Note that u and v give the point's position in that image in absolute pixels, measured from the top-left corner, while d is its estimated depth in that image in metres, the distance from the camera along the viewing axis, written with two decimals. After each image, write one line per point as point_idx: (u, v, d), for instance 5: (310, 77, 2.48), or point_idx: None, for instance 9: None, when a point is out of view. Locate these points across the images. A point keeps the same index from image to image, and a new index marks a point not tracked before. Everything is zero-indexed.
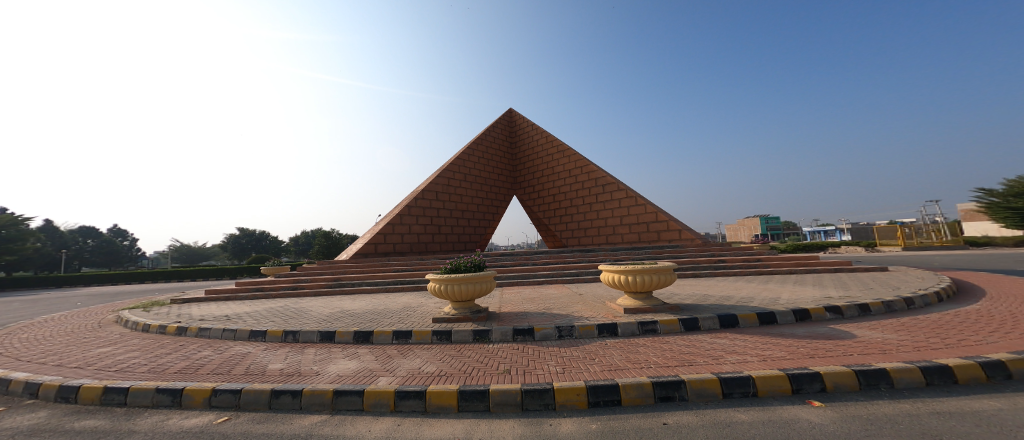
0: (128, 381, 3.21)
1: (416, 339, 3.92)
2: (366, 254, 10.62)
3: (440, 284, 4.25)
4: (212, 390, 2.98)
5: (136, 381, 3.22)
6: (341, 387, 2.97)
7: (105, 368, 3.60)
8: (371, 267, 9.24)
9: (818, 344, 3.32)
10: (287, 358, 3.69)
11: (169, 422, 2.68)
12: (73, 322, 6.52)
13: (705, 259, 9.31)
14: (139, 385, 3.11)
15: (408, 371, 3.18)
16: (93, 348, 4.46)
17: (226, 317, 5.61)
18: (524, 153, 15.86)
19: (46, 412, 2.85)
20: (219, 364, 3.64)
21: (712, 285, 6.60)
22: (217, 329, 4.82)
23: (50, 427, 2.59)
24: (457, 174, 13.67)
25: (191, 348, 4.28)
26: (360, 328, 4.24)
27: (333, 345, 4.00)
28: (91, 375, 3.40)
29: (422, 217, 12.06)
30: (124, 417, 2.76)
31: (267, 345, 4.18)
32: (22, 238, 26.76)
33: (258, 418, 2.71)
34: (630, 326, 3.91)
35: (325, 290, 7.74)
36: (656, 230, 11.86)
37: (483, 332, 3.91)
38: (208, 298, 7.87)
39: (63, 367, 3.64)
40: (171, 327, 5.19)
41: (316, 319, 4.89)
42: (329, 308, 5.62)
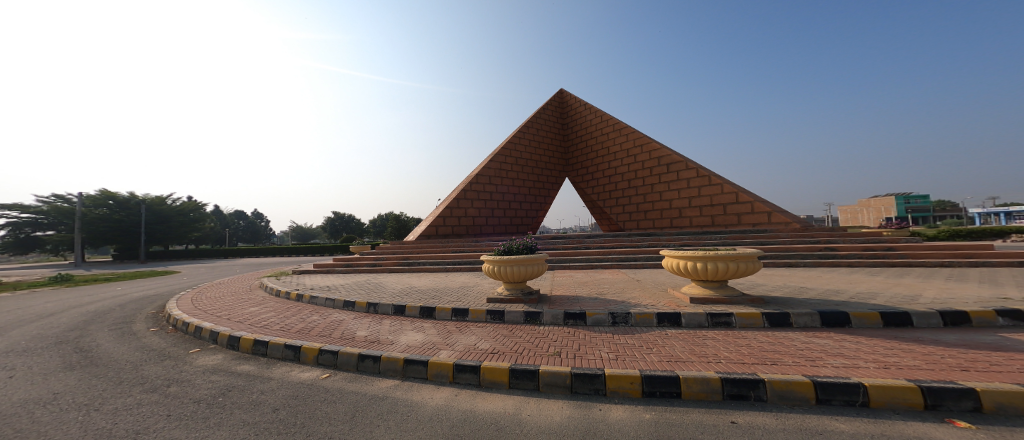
0: (267, 336, 4.11)
1: (473, 316, 4.18)
2: (428, 236, 11.51)
3: (494, 265, 4.40)
4: (318, 349, 3.64)
5: (272, 337, 4.11)
6: (409, 355, 3.34)
7: (253, 323, 4.67)
8: (432, 248, 10.04)
9: (975, 355, 2.54)
10: (370, 327, 4.29)
11: (292, 373, 3.37)
12: (232, 286, 8.55)
13: (803, 246, 7.84)
14: (275, 340, 3.96)
15: (465, 346, 3.41)
16: (245, 307, 5.80)
17: (328, 288, 6.75)
18: (577, 134, 15.14)
19: (221, 355, 3.84)
20: (323, 328, 4.42)
21: (811, 276, 5.57)
22: (321, 298, 5.84)
23: (223, 367, 3.48)
24: (509, 159, 13.73)
25: (304, 312, 5.28)
26: (426, 304, 4.68)
27: (405, 318, 4.51)
28: (245, 329, 4.44)
29: (477, 200, 12.52)
30: (265, 365, 3.56)
31: (355, 314, 4.91)
32: (202, 220, 35.84)
33: (349, 376, 3.25)
34: (696, 317, 3.55)
35: (397, 267, 8.71)
36: (734, 213, 10.36)
37: (535, 314, 3.97)
38: (314, 271, 9.55)
39: (228, 321, 4.83)
40: (292, 294, 6.46)
41: (391, 294, 5.56)
42: (402, 285, 6.32)
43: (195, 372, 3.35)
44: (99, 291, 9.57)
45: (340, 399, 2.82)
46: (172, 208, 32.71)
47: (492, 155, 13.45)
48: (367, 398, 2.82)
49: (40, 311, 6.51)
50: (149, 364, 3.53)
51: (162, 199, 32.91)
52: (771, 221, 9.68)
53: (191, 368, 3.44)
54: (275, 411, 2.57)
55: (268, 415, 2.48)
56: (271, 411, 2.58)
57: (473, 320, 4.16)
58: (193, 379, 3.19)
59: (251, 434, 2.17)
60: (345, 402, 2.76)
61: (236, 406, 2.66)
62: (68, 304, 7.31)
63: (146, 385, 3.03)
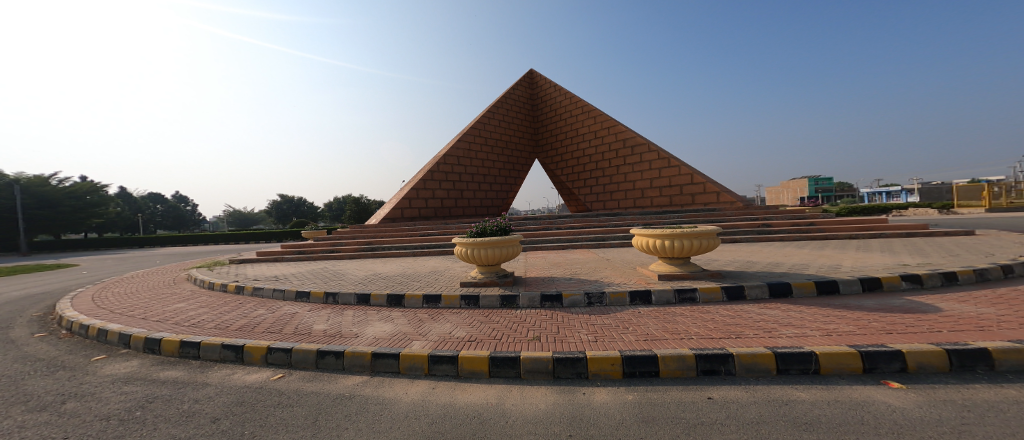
0: (199, 336, 3.55)
1: (445, 303, 3.99)
2: (392, 220, 10.86)
3: (467, 249, 4.20)
4: (267, 348, 3.22)
5: (205, 336, 3.55)
6: (378, 349, 3.08)
7: (179, 322, 4.02)
8: (397, 231, 9.47)
9: (894, 318, 2.93)
10: (329, 319, 3.91)
11: (234, 377, 2.94)
12: (152, 280, 7.36)
13: (747, 223, 8.63)
14: (208, 340, 3.42)
15: (439, 335, 3.23)
16: (168, 304, 4.99)
17: (276, 278, 6.07)
18: (545, 115, 15.00)
19: (139, 361, 3.24)
20: (272, 323, 3.94)
21: (755, 250, 6.15)
22: (267, 289, 5.22)
23: (142, 376, 2.93)
24: (477, 139, 13.24)
25: (247, 306, 4.68)
26: (393, 291, 4.38)
27: (369, 307, 4.19)
28: (169, 329, 3.80)
29: (444, 181, 11.98)
30: (199, 370, 3.07)
31: (311, 305, 4.46)
32: (105, 204, 30.38)
33: (308, 376, 2.92)
34: (665, 294, 3.71)
35: (358, 253, 8.11)
36: (689, 193, 11.07)
37: (511, 298, 3.89)
38: (259, 259, 8.57)
39: (145, 320, 4.10)
40: (231, 286, 5.70)
41: (352, 282, 5.13)
42: (364, 272, 5.88)
43: (101, 383, 2.77)
44: None
45: (298, 401, 2.52)
46: (60, 189, 27.18)
47: (459, 134, 12.86)
48: (330, 399, 2.55)
49: None
50: (36, 378, 2.87)
51: (46, 179, 27.21)
52: (720, 200, 10.50)
53: (94, 377, 2.84)
54: (215, 422, 2.21)
55: (206, 429, 2.12)
56: (210, 423, 2.22)
57: (446, 307, 3.97)
58: (99, 392, 2.64)
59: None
60: (304, 405, 2.47)
61: (161, 420, 2.24)
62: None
63: (30, 404, 2.44)
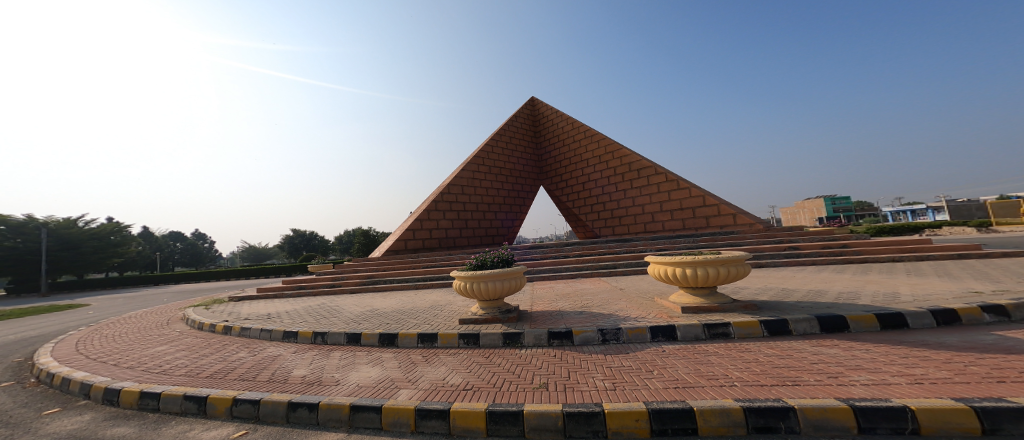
0: (163, 385, 3.19)
1: (442, 342, 3.56)
2: (396, 251, 10.63)
3: (468, 282, 3.83)
4: (233, 399, 2.83)
5: (170, 386, 3.19)
6: (358, 399, 2.64)
7: (150, 369, 3.68)
8: (400, 263, 9.19)
9: (996, 362, 2.35)
10: (312, 363, 3.50)
11: (190, 434, 2.54)
12: (147, 320, 7.16)
13: (772, 246, 8.03)
14: (168, 391, 3.04)
15: (431, 382, 2.78)
16: (150, 347, 4.70)
17: (269, 315, 5.77)
18: (549, 142, 15.06)
19: (92, 416, 2.89)
20: (250, 368, 3.56)
21: (788, 277, 5.56)
22: (256, 329, 4.90)
23: (84, 435, 2.55)
24: (481, 168, 13.25)
25: (231, 348, 4.33)
26: (386, 329, 3.98)
27: (358, 348, 3.79)
28: (136, 377, 3.46)
29: (448, 211, 11.83)
30: (151, 426, 2.68)
31: (297, 347, 4.09)
32: (127, 243, 31.43)
33: (273, 434, 2.48)
34: (693, 329, 3.21)
35: (359, 287, 7.80)
36: (703, 216, 10.57)
37: (514, 336, 3.44)
38: (260, 295, 8.36)
39: (115, 368, 3.79)
40: (219, 326, 5.41)
41: (345, 319, 4.76)
42: (360, 308, 5.52)
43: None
44: None
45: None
46: (85, 232, 28.46)
47: (463, 163, 12.89)
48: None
49: None
50: None
51: (73, 221, 28.54)
52: (738, 222, 9.93)
53: (31, 438, 2.48)
54: None
55: None
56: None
57: (443, 347, 3.53)
58: None
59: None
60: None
61: None
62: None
63: None
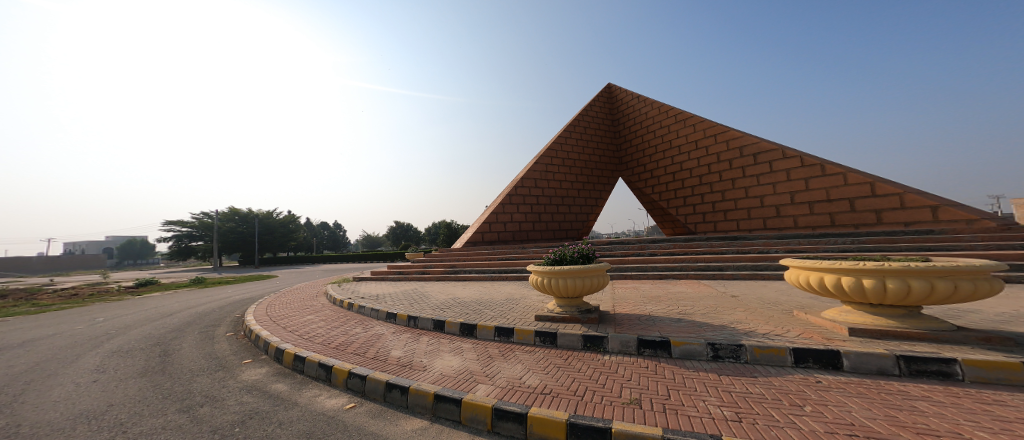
0: (308, 351, 3.85)
1: (519, 338, 3.43)
2: (474, 243, 11.07)
3: (555, 279, 3.52)
4: (348, 373, 3.20)
5: (312, 352, 3.82)
6: (440, 388, 2.68)
7: (303, 334, 4.57)
8: (478, 255, 9.52)
9: None
10: (406, 345, 3.79)
11: (319, 399, 2.96)
12: (297, 293, 9.06)
13: (974, 252, 5.65)
14: (312, 356, 3.64)
15: (508, 381, 2.66)
16: (305, 315, 5.91)
17: (375, 296, 6.62)
18: (632, 130, 13.67)
19: (267, 370, 3.65)
20: (362, 343, 4.06)
21: (1016, 299, 3.76)
22: (367, 308, 5.64)
23: (259, 386, 3.25)
24: (557, 160, 12.79)
25: (350, 323, 5.07)
26: (467, 319, 4.06)
27: (444, 335, 3.95)
28: (294, 340, 4.33)
29: (522, 204, 11.80)
30: (300, 387, 3.23)
31: (395, 328, 4.52)
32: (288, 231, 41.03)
33: (374, 411, 2.70)
34: (873, 360, 2.34)
35: (443, 276, 8.37)
36: (869, 209, 7.98)
37: (596, 339, 3.09)
38: (371, 278, 9.79)
39: (284, 329, 4.89)
40: (344, 303, 6.48)
41: (432, 306, 5.08)
42: (445, 295, 5.83)
43: (231, 391, 3.13)
44: (205, 294, 11.11)
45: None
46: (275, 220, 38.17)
47: (537, 157, 12.62)
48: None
49: (160, 312, 7.66)
50: (203, 376, 3.51)
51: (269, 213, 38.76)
52: (937, 220, 7.16)
53: (233, 383, 3.29)
54: None
55: None
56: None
57: (521, 343, 3.40)
58: (226, 399, 2.96)
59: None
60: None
61: None
62: (164, 308, 8.24)
63: (184, 403, 2.89)
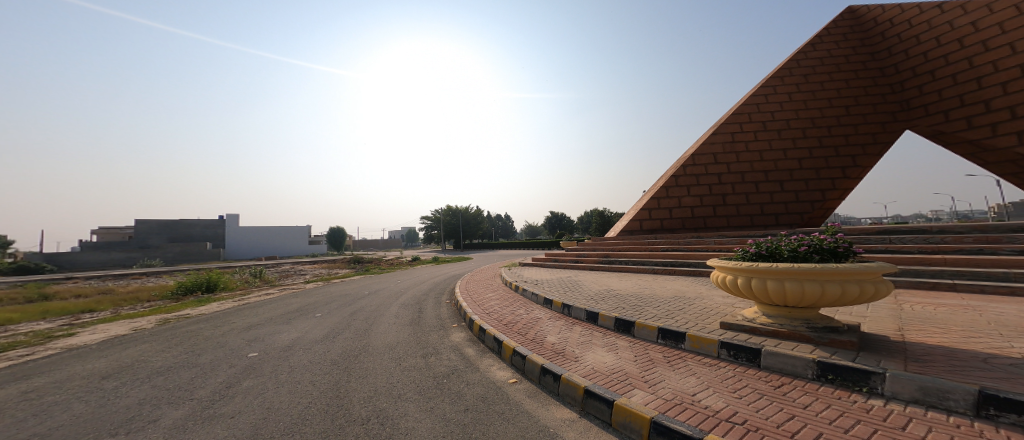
0: (488, 324, 4.70)
1: (690, 346, 2.82)
2: (631, 231, 10.43)
3: (758, 279, 2.63)
4: (512, 350, 3.53)
5: (490, 325, 4.61)
6: (591, 384, 2.48)
7: (484, 309, 5.66)
8: (637, 243, 8.62)
9: None
10: (560, 332, 3.81)
11: (492, 369, 3.43)
12: (477, 275, 10.97)
13: None
14: (490, 329, 4.43)
15: (674, 394, 2.17)
16: (486, 293, 7.26)
17: (534, 281, 7.11)
18: (927, 58, 9.13)
19: (465, 336, 4.80)
20: (523, 324, 4.40)
21: None
22: (528, 292, 6.13)
23: (460, 347, 4.29)
24: (769, 116, 9.93)
25: (515, 305, 5.63)
26: (623, 314, 3.68)
27: (597, 328, 3.74)
28: (480, 312, 5.51)
29: (695, 186, 9.97)
30: (481, 353, 3.99)
31: (551, 314, 4.66)
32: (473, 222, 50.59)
33: (530, 390, 2.82)
34: None
35: (598, 265, 8.10)
36: None
37: (851, 372, 2.00)
38: (531, 264, 10.65)
39: (475, 304, 6.27)
40: (511, 285, 7.35)
41: (587, 295, 4.94)
42: (600, 285, 5.60)
43: (446, 347, 4.28)
44: (425, 273, 15.24)
45: (511, 418, 2.34)
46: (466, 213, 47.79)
47: (720, 124, 10.33)
48: (536, 428, 2.18)
49: (406, 284, 11.27)
50: (434, 333, 5.05)
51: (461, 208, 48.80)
52: None
53: (449, 341, 4.57)
54: (466, 412, 2.49)
55: (456, 415, 2.43)
56: (462, 409, 2.54)
57: (693, 351, 2.78)
58: (443, 353, 4.09)
59: (440, 435, 2.14)
60: (516, 424, 2.26)
61: (447, 392, 2.91)
62: (409, 282, 11.82)
63: (425, 350, 4.23)
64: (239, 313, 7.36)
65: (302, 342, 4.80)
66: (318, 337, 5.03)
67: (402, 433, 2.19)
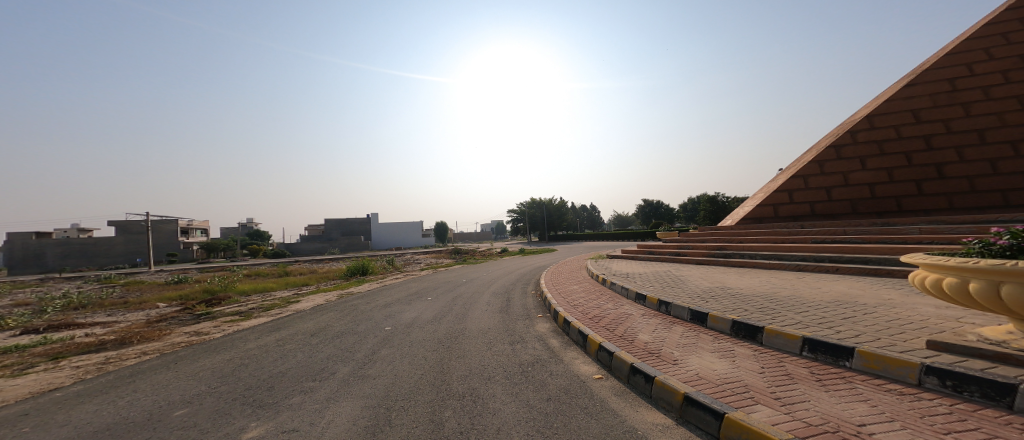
0: (572, 317, 4.57)
1: (860, 364, 1.99)
2: (760, 218, 8.87)
3: (1014, 284, 1.70)
4: (598, 345, 3.35)
5: (574, 318, 4.47)
6: (693, 391, 2.03)
7: (569, 302, 5.54)
8: (770, 232, 7.26)
9: None
10: (655, 331, 3.43)
11: (576, 362, 3.31)
12: (564, 267, 10.86)
13: None
14: (575, 322, 4.30)
15: (817, 410, 1.57)
16: (571, 285, 7.12)
17: (626, 275, 6.64)
18: None
19: (549, 326, 4.78)
20: (611, 319, 4.13)
21: None
22: (618, 285, 5.75)
23: (545, 337, 4.29)
24: (1006, 62, 7.49)
25: (602, 299, 5.35)
26: (741, 317, 3.10)
27: (704, 331, 3.24)
28: (563, 304, 5.41)
29: (867, 158, 8.02)
30: (566, 345, 3.90)
31: (644, 311, 4.26)
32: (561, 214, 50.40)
33: (617, 389, 2.60)
34: None
35: (708, 259, 7.11)
36: None
37: None
38: (621, 256, 10.02)
39: (559, 296, 6.20)
40: (598, 278, 7.03)
41: (690, 293, 4.35)
42: (709, 282, 4.88)
43: (532, 337, 4.32)
44: (514, 264, 15.86)
45: (594, 414, 2.18)
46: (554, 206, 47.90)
47: (910, 80, 8.23)
48: (621, 428, 1.96)
49: (496, 274, 11.93)
50: (521, 321, 5.20)
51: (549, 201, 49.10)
52: None
53: (534, 330, 4.62)
54: (548, 401, 2.45)
55: (540, 403, 2.41)
56: (544, 398, 2.50)
57: (863, 372, 1.96)
58: (528, 341, 4.17)
59: (524, 420, 2.14)
60: (599, 420, 2.09)
61: (531, 380, 2.92)
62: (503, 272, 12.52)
63: (513, 337, 4.38)
64: (368, 293, 8.91)
65: (417, 321, 5.51)
66: (428, 317, 5.71)
67: (488, 413, 2.27)
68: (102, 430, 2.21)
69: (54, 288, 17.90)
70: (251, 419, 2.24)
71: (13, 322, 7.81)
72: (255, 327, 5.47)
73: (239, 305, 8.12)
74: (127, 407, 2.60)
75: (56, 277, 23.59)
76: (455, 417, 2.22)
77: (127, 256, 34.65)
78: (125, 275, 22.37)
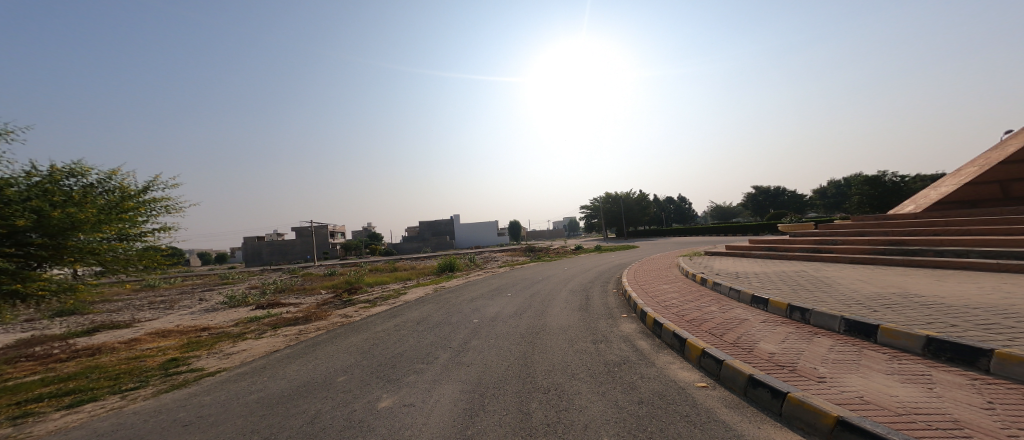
0: (664, 318, 4.18)
1: None
2: (976, 203, 6.62)
3: None
4: (701, 350, 2.99)
5: (667, 320, 4.09)
6: (852, 415, 1.62)
7: (659, 302, 5.09)
8: (992, 221, 5.40)
9: None
10: (784, 342, 2.90)
11: (671, 367, 3.01)
12: (654, 264, 10.02)
13: None
14: (669, 324, 3.93)
15: None
16: (660, 284, 6.53)
17: (736, 274, 5.78)
18: None
19: (636, 327, 4.47)
20: (719, 324, 3.63)
21: None
22: (724, 286, 5.05)
23: (632, 338, 4.02)
24: None
25: (705, 300, 4.75)
26: (936, 333, 2.38)
27: (868, 347, 2.59)
28: (652, 305, 5.00)
29: None
30: (658, 348, 3.59)
31: (766, 317, 3.64)
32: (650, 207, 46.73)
33: (729, 400, 2.27)
34: None
35: (874, 257, 5.70)
36: None
37: None
38: (727, 253, 8.74)
39: (645, 295, 5.75)
40: (696, 277, 6.28)
41: (841, 299, 3.54)
42: (876, 286, 3.91)
43: (616, 337, 4.10)
44: (596, 261, 15.30)
45: (699, 424, 1.95)
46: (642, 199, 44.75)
47: None
48: None
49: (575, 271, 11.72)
50: (602, 320, 4.98)
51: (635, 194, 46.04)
52: None
53: (618, 330, 4.38)
54: (639, 404, 2.28)
55: (630, 405, 2.26)
56: (636, 401, 2.34)
57: None
58: (611, 340, 3.97)
59: (615, 420, 2.03)
60: (705, 431, 1.85)
61: (618, 380, 2.77)
62: (583, 269, 12.22)
63: (595, 335, 4.22)
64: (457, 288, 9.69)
65: (501, 315, 5.75)
66: (510, 312, 5.91)
67: (576, 409, 2.22)
68: (300, 386, 2.87)
69: (264, 275, 24.34)
70: (382, 392, 2.61)
71: (250, 298, 10.95)
72: (380, 313, 6.44)
73: (369, 294, 9.70)
74: (305, 370, 3.33)
75: (261, 269, 32.13)
76: (542, 409, 2.24)
77: (298, 254, 44.98)
78: (300, 268, 29.11)
